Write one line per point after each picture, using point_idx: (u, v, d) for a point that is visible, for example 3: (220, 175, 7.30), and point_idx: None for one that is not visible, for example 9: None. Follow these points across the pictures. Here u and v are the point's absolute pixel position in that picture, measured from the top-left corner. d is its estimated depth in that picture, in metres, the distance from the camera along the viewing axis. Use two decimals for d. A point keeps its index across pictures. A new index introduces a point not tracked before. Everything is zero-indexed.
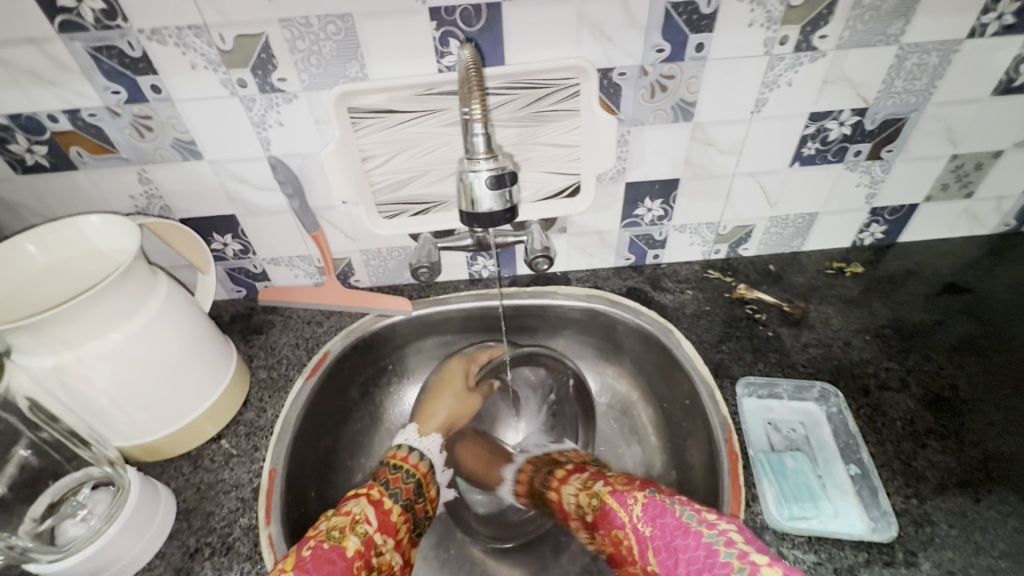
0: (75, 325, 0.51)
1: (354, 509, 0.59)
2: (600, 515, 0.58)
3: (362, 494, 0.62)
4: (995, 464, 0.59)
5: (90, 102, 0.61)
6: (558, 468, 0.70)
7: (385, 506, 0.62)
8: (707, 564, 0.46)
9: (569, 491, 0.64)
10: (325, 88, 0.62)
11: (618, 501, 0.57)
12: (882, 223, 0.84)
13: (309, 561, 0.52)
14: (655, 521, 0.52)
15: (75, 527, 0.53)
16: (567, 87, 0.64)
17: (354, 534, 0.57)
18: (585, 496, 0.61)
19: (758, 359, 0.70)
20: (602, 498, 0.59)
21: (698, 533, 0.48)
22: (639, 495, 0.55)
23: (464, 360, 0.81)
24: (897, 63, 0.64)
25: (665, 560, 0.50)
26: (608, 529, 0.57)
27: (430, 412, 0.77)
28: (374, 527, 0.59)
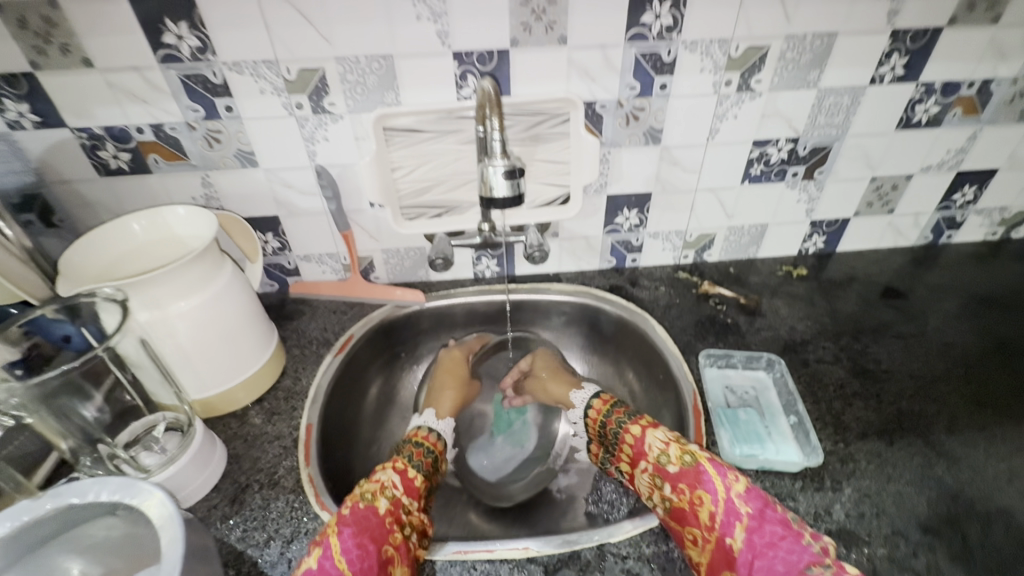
0: (168, 287, 0.62)
1: (383, 477, 0.65)
2: (689, 474, 0.61)
3: (388, 465, 0.67)
4: (906, 419, 0.73)
5: (173, 118, 0.75)
6: (641, 415, 0.71)
7: (410, 474, 0.67)
8: (794, 553, 0.54)
9: (656, 436, 0.66)
10: (366, 111, 0.77)
11: (717, 471, 0.61)
12: (822, 234, 1.00)
13: (349, 518, 0.59)
14: (757, 505, 0.58)
15: (149, 457, 0.63)
16: (560, 116, 0.80)
17: (384, 496, 0.62)
18: (677, 450, 0.64)
19: (718, 340, 0.84)
20: (698, 458, 0.62)
21: (796, 533, 0.56)
22: (741, 478, 0.60)
23: (463, 351, 0.93)
24: (818, 102, 0.82)
25: (754, 538, 0.56)
26: (692, 484, 0.61)
27: (443, 398, 0.85)
28: (402, 490, 0.65)
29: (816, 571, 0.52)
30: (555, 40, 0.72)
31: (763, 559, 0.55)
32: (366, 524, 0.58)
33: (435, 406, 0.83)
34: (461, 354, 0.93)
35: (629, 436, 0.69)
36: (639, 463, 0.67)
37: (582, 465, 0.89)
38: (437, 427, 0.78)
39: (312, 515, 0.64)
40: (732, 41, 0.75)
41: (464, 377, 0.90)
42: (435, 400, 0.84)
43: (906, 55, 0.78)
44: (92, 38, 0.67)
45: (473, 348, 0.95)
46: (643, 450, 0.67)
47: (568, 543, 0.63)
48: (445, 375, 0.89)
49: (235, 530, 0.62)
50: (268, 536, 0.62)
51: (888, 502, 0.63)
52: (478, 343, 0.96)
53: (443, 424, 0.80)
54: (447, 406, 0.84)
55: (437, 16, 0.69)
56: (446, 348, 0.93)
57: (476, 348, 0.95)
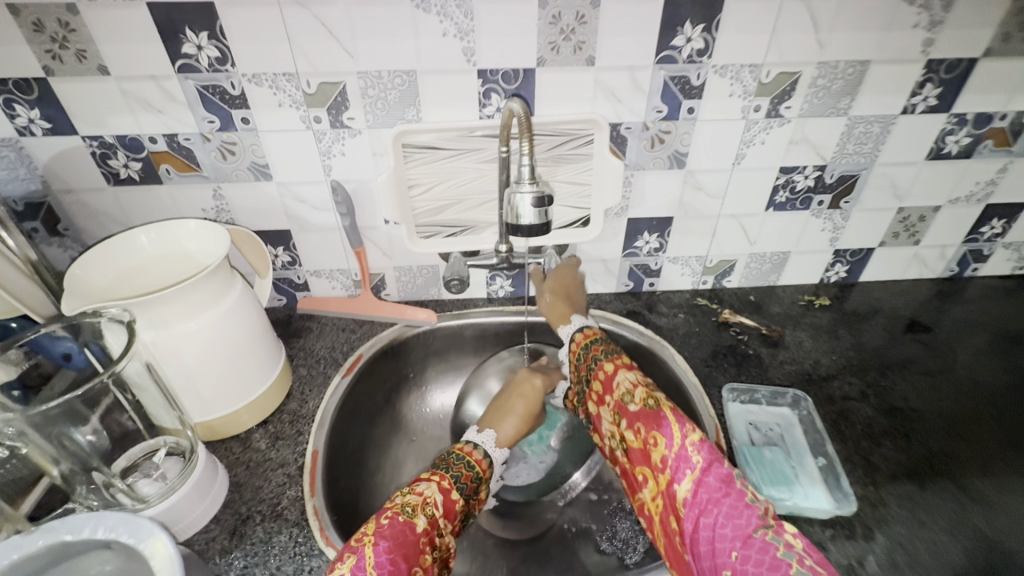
0: (177, 306, 0.60)
1: (427, 492, 0.61)
2: (648, 419, 0.63)
3: (433, 478, 0.64)
4: (937, 460, 0.70)
5: (187, 128, 0.73)
6: (615, 355, 0.72)
7: (453, 495, 0.63)
8: (737, 510, 0.54)
9: (625, 377, 0.68)
10: (386, 127, 0.75)
11: (678, 421, 0.62)
12: (845, 264, 0.98)
13: (387, 531, 0.56)
14: (710, 458, 0.58)
15: (150, 485, 0.60)
16: (583, 136, 0.78)
17: (423, 514, 0.59)
18: (643, 393, 0.66)
19: (740, 372, 0.82)
20: (663, 407, 0.63)
21: (741, 491, 0.56)
22: (698, 433, 0.61)
23: (544, 382, 0.81)
24: (848, 130, 0.80)
25: (701, 491, 0.56)
26: (650, 427, 0.62)
27: (507, 419, 0.76)
28: (442, 511, 0.61)
29: (761, 533, 0.52)
30: (582, 60, 0.71)
31: (706, 512, 0.55)
32: (402, 541, 0.56)
33: (494, 428, 0.75)
34: (542, 385, 0.81)
35: (603, 372, 0.71)
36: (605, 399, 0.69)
37: (593, 497, 0.85)
38: (492, 453, 0.72)
39: (317, 551, 0.60)
40: (764, 67, 0.73)
41: (536, 407, 0.79)
42: (497, 420, 0.76)
43: (940, 85, 0.77)
44: (109, 44, 0.65)
45: (555, 383, 0.83)
46: (612, 387, 0.69)
47: None
48: (517, 398, 0.79)
49: (235, 566, 0.59)
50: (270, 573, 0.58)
51: (926, 552, 0.60)
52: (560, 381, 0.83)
53: (498, 454, 0.73)
54: (507, 431, 0.75)
55: (463, 33, 0.67)
56: (530, 372, 0.82)
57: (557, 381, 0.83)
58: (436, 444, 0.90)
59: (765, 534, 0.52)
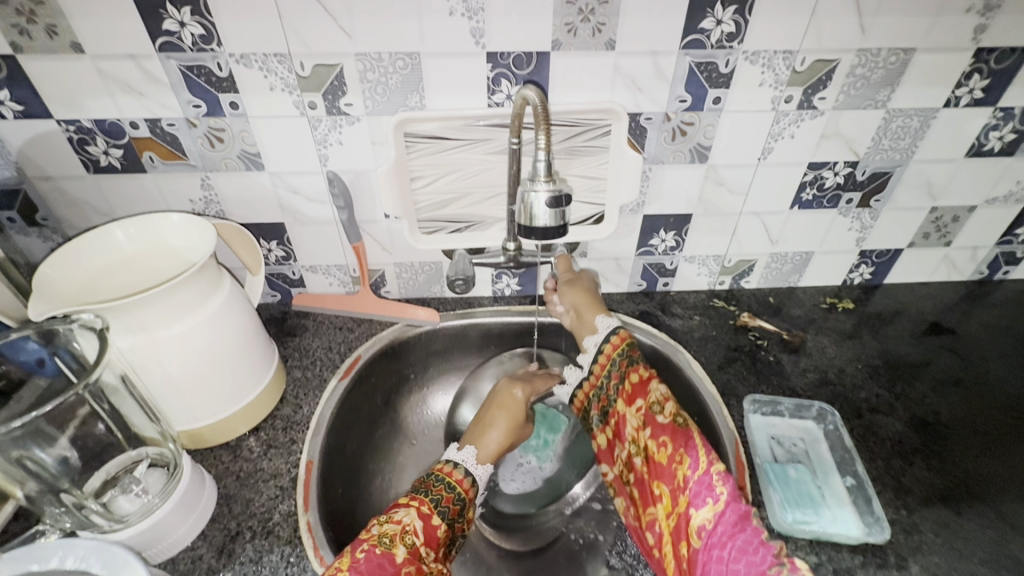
0: (155, 310, 0.55)
1: (405, 519, 0.58)
2: (675, 438, 0.60)
3: (413, 504, 0.60)
4: (971, 481, 0.66)
5: (171, 113, 0.67)
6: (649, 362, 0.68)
7: (434, 521, 0.60)
8: (754, 546, 0.52)
9: (657, 387, 0.64)
10: (386, 114, 0.69)
11: (704, 445, 0.58)
12: (870, 265, 0.92)
13: (363, 565, 0.53)
14: (733, 490, 0.55)
15: (129, 502, 0.55)
16: (600, 127, 0.72)
17: (402, 544, 0.56)
18: (673, 407, 0.62)
19: (760, 381, 0.77)
20: (690, 428, 0.60)
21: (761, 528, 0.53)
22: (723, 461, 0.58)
23: (527, 390, 0.76)
24: (884, 124, 0.74)
25: (719, 521, 0.54)
26: (677, 445, 0.59)
27: (489, 435, 0.71)
28: (422, 539, 0.58)
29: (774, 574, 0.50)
30: (601, 44, 0.65)
31: (720, 542, 0.53)
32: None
33: (476, 444, 0.70)
34: (525, 393, 0.76)
35: (636, 375, 0.66)
36: (632, 407, 0.65)
37: (597, 507, 0.80)
38: (474, 471, 0.67)
39: (310, 572, 0.56)
40: (799, 53, 0.67)
41: (522, 417, 0.75)
42: (479, 435, 0.71)
43: (987, 76, 0.71)
44: (84, 21, 0.59)
45: (540, 387, 0.77)
46: (639, 393, 0.65)
47: None
48: (498, 410, 0.74)
49: None
50: None
51: None
52: (545, 385, 0.77)
53: (481, 470, 0.68)
54: (491, 446, 0.71)
55: (472, 13, 0.61)
56: (510, 379, 0.77)
57: (543, 386, 0.78)
58: (438, 449, 0.86)
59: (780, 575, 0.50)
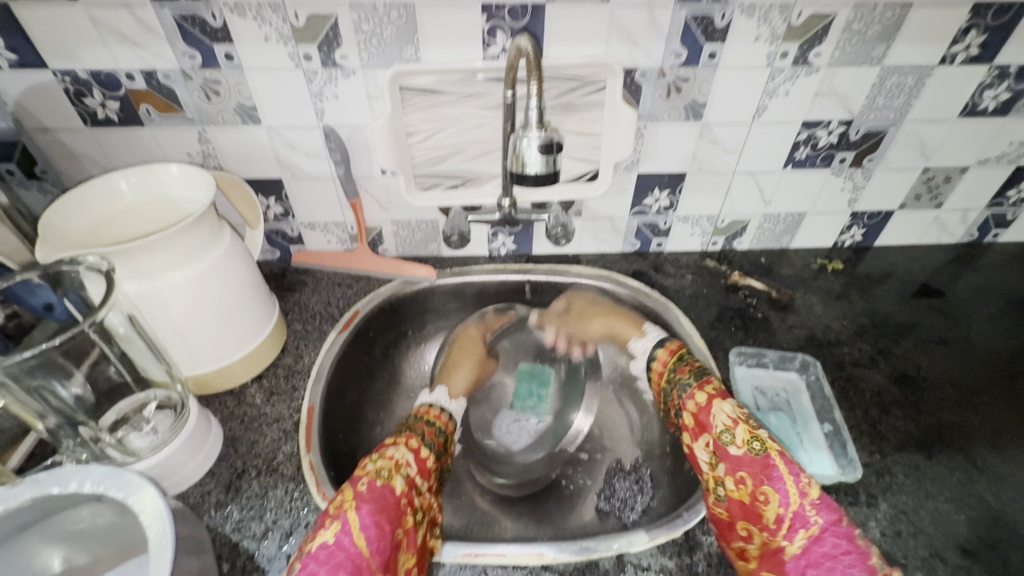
0: (159, 255, 0.57)
1: (397, 454, 0.60)
2: (757, 463, 0.56)
3: (400, 441, 0.63)
4: (945, 430, 0.69)
5: (167, 64, 0.67)
6: (709, 381, 0.65)
7: (423, 454, 0.63)
8: (858, 575, 0.49)
9: (722, 410, 0.61)
10: (381, 67, 0.69)
11: (791, 470, 0.55)
12: (861, 227, 0.94)
13: (367, 495, 0.54)
14: (828, 515, 0.52)
15: (140, 439, 0.58)
16: (595, 83, 0.72)
17: (400, 476, 0.58)
18: (744, 433, 0.59)
19: (748, 336, 0.80)
20: (771, 451, 0.57)
21: (865, 551, 0.50)
22: (814, 483, 0.54)
23: (479, 329, 0.88)
24: (879, 82, 0.74)
25: (818, 551, 0.51)
26: (756, 476, 0.56)
27: (456, 374, 0.82)
28: (416, 471, 0.61)
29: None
30: None
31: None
32: (384, 503, 0.54)
33: (445, 382, 0.80)
34: (479, 332, 0.88)
35: (694, 403, 0.64)
36: (698, 434, 0.63)
37: (585, 456, 0.84)
38: (448, 406, 0.74)
39: (312, 506, 0.60)
40: (796, 7, 0.66)
41: (479, 355, 0.86)
42: (447, 376, 0.81)
43: (984, 32, 0.70)
44: None
45: (492, 326, 0.89)
46: (707, 418, 0.62)
47: (585, 549, 0.58)
48: (459, 353, 0.85)
49: (230, 519, 0.58)
50: (265, 527, 0.58)
51: (926, 519, 0.60)
52: (497, 322, 0.90)
53: (455, 404, 0.76)
54: (460, 383, 0.81)
55: None
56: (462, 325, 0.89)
57: (494, 326, 0.90)
58: None
59: None
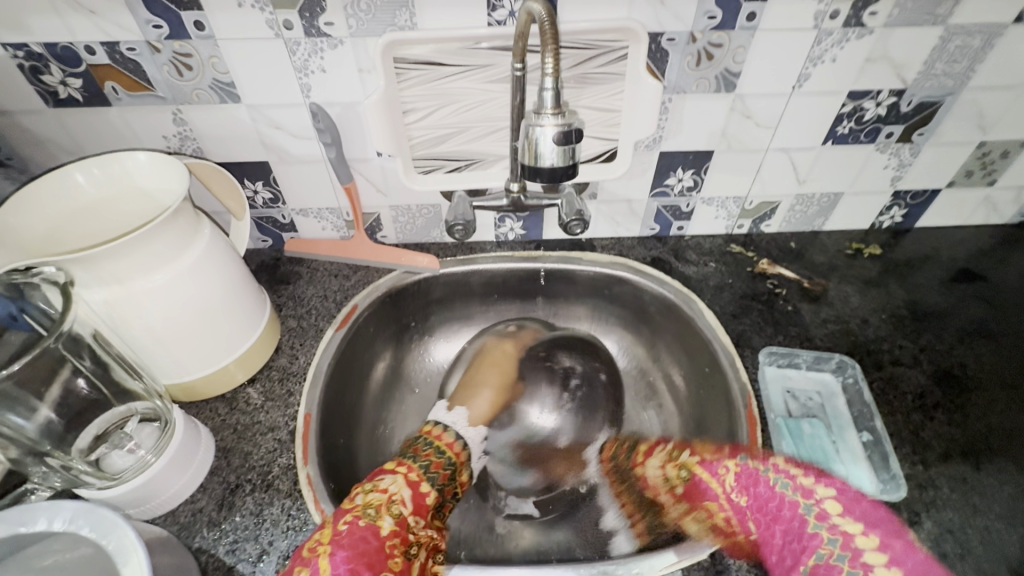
0: (127, 261, 0.50)
1: (391, 488, 0.57)
2: (690, 484, 0.65)
3: (398, 471, 0.60)
4: (992, 437, 0.64)
5: (130, 35, 0.59)
6: (644, 451, 0.74)
7: (422, 488, 0.59)
8: (798, 536, 0.55)
9: (653, 466, 0.71)
10: (372, 35, 0.61)
11: (711, 472, 0.64)
12: (902, 207, 0.85)
13: (345, 538, 0.51)
14: (747, 484, 0.61)
15: (122, 458, 0.55)
16: (614, 50, 0.64)
17: (388, 515, 0.55)
18: (673, 467, 0.68)
19: (778, 332, 0.74)
20: (692, 468, 0.66)
21: (795, 504, 0.57)
22: (731, 464, 0.63)
23: (515, 345, 0.83)
24: (940, 45, 0.65)
25: (766, 533, 0.57)
26: (699, 495, 0.63)
27: (479, 395, 0.77)
28: (410, 508, 0.57)
29: (825, 555, 0.53)
30: None
31: (778, 552, 0.55)
32: (364, 548, 0.51)
33: (466, 405, 0.75)
34: (513, 348, 0.82)
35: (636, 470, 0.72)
36: (655, 501, 0.67)
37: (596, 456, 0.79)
38: (464, 433, 0.71)
39: (311, 526, 0.56)
40: None
41: (511, 374, 0.81)
42: (471, 398, 0.77)
43: None
44: None
45: (526, 342, 0.83)
46: (647, 463, 0.72)
47: (604, 574, 0.56)
48: (489, 368, 0.80)
49: (224, 540, 0.55)
50: (262, 549, 0.54)
51: (975, 540, 0.57)
52: (532, 337, 0.83)
53: (473, 431, 0.73)
54: (482, 407, 0.76)
55: None
56: (496, 336, 0.83)
57: (529, 341, 0.83)
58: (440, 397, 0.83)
59: (829, 553, 0.53)
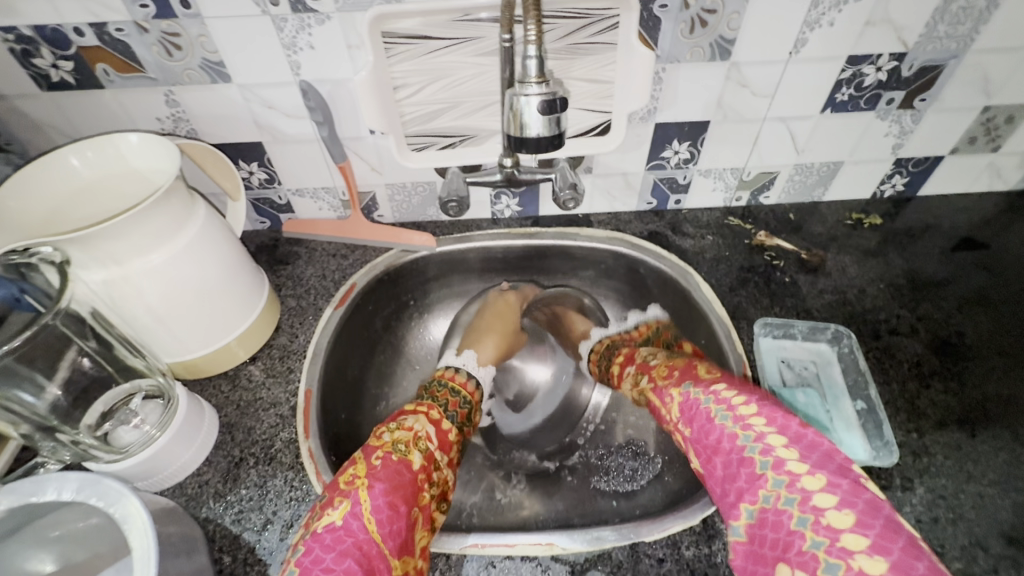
0: (123, 240, 0.51)
1: (416, 426, 0.59)
2: (653, 408, 0.64)
3: (421, 411, 0.62)
4: (989, 405, 0.65)
5: (117, 15, 0.59)
6: (620, 355, 0.75)
7: (444, 427, 0.62)
8: (741, 473, 0.50)
9: (626, 379, 0.71)
10: (359, 9, 0.60)
11: (661, 400, 0.62)
12: (904, 175, 0.84)
13: (381, 472, 0.53)
14: (694, 423, 0.56)
15: (129, 433, 0.57)
16: (605, 19, 0.63)
17: (418, 449, 0.57)
18: (639, 388, 0.67)
19: (774, 303, 0.74)
20: (649, 395, 0.64)
21: (734, 437, 0.52)
22: (677, 394, 0.59)
23: (517, 296, 0.83)
24: (942, 6, 0.63)
25: (710, 467, 0.53)
26: (659, 418, 0.63)
27: (485, 340, 0.79)
28: (436, 444, 0.60)
29: (770, 500, 0.47)
30: None
31: (723, 485, 0.52)
32: (399, 481, 0.53)
33: (473, 347, 0.77)
34: (517, 300, 0.83)
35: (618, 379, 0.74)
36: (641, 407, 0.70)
37: (590, 428, 0.81)
38: (474, 373, 0.73)
39: (313, 496, 0.58)
40: None
41: (514, 323, 0.82)
42: (476, 341, 0.78)
43: None
44: None
45: (528, 296, 0.84)
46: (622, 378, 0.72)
47: (597, 540, 0.57)
48: (493, 318, 0.81)
49: (230, 511, 0.57)
50: (266, 519, 0.56)
51: (967, 505, 0.58)
52: (534, 293, 0.85)
53: (481, 372, 0.75)
54: (488, 350, 0.78)
55: None
56: (497, 292, 0.83)
57: (532, 295, 0.85)
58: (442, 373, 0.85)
59: (773, 497, 0.47)
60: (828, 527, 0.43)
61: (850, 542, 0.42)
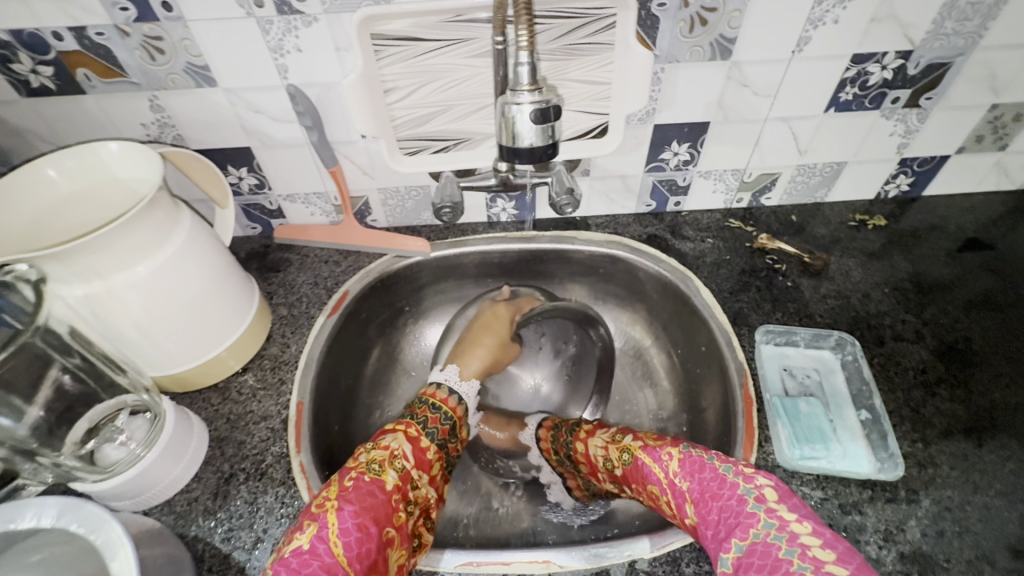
0: (105, 254, 0.50)
1: (394, 444, 0.58)
2: (634, 469, 0.58)
3: (400, 430, 0.60)
4: (996, 413, 0.63)
5: (98, 19, 0.57)
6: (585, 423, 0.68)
7: (423, 443, 0.60)
8: (735, 515, 0.48)
9: (595, 443, 0.63)
10: (347, 11, 0.58)
11: (653, 457, 0.56)
12: (910, 175, 0.82)
13: (353, 493, 0.52)
14: (691, 473, 0.52)
15: (115, 451, 0.56)
16: (602, 18, 0.61)
17: (393, 469, 0.56)
18: (615, 451, 0.60)
19: (776, 308, 0.72)
20: (635, 452, 0.58)
21: (734, 484, 0.50)
22: (674, 452, 0.55)
23: (509, 309, 0.78)
24: (949, 3, 0.61)
25: (703, 511, 0.50)
26: (639, 479, 0.57)
27: (473, 354, 0.74)
28: (413, 463, 0.58)
29: (760, 536, 0.45)
30: None
31: (714, 529, 0.49)
32: (371, 502, 0.52)
33: (458, 363, 0.74)
34: (508, 312, 0.78)
35: (578, 453, 0.66)
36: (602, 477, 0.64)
37: None
38: (457, 389, 0.70)
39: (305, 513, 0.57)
40: None
41: (504, 337, 0.77)
42: (463, 356, 0.74)
43: None
44: None
45: (522, 308, 0.78)
46: (585, 445, 0.65)
47: (596, 556, 0.56)
48: (481, 331, 0.76)
49: (220, 528, 0.55)
50: (256, 537, 0.55)
51: (973, 517, 0.56)
52: (529, 305, 0.79)
53: (465, 386, 0.72)
54: (474, 364, 0.74)
55: None
56: (491, 301, 0.79)
57: (526, 308, 0.78)
58: None
59: (764, 534, 0.45)
60: (814, 557, 0.43)
61: (834, 569, 0.42)
